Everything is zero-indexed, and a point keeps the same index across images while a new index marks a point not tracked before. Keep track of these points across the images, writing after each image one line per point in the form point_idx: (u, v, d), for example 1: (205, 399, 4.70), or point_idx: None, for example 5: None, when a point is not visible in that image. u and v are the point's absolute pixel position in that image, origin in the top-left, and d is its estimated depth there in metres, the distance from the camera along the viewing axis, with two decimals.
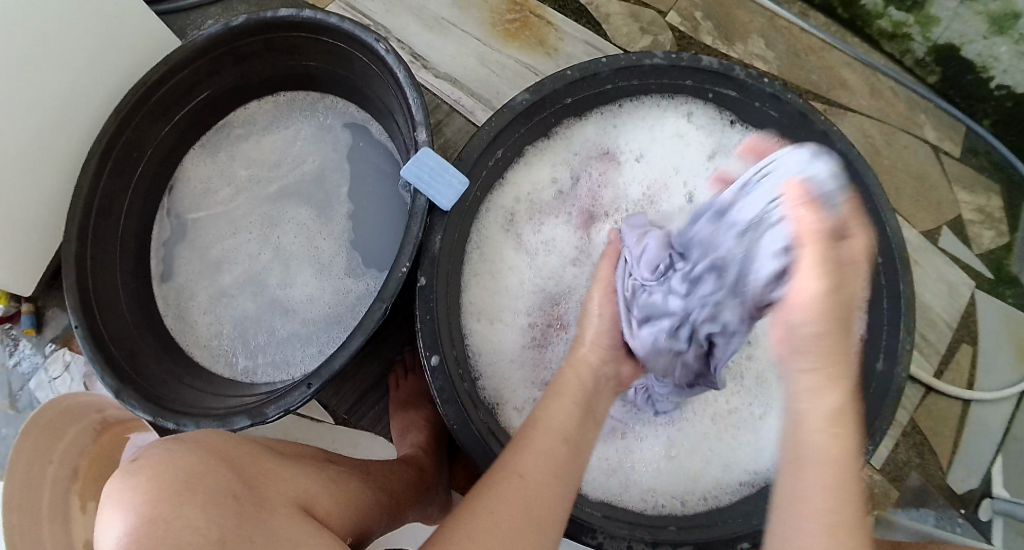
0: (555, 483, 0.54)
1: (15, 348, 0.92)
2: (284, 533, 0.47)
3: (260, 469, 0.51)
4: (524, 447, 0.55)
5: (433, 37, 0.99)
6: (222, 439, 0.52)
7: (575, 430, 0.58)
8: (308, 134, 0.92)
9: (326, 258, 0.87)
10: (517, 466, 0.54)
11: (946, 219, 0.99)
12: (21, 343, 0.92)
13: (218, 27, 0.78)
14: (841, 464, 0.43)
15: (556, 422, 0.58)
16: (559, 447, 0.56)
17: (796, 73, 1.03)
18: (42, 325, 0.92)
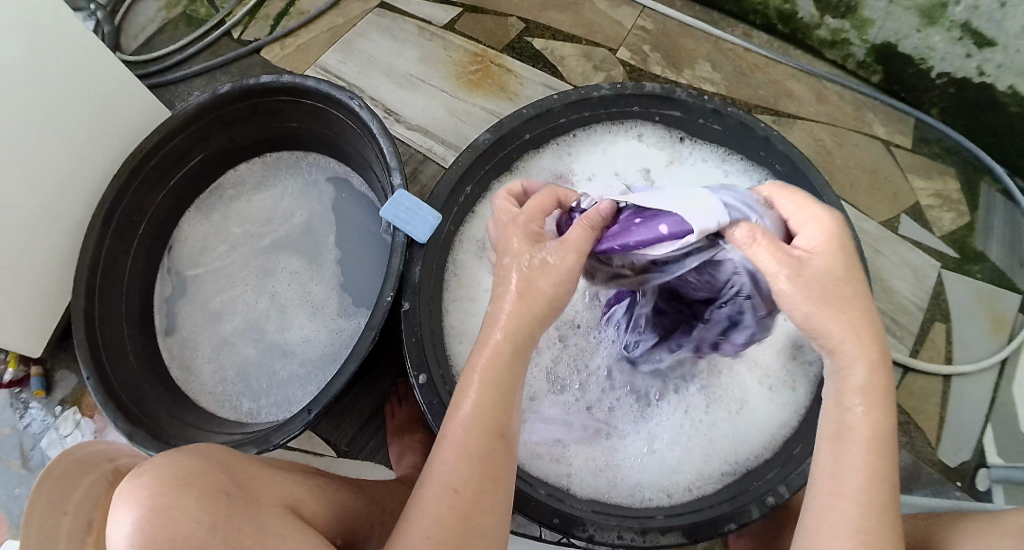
0: (477, 478, 0.53)
1: (24, 410, 1.00)
2: (271, 524, 0.53)
3: (254, 473, 0.58)
4: (452, 445, 0.54)
5: (404, 93, 1.08)
6: (219, 450, 0.59)
7: (504, 417, 0.55)
8: (294, 189, 1.00)
9: (320, 301, 0.94)
10: (437, 473, 0.54)
11: (904, 207, 1.04)
12: (30, 405, 1.01)
13: (206, 96, 0.87)
14: (874, 441, 0.52)
15: (480, 412, 0.55)
16: (486, 440, 0.54)
17: (743, 90, 1.11)
18: (52, 387, 1.02)
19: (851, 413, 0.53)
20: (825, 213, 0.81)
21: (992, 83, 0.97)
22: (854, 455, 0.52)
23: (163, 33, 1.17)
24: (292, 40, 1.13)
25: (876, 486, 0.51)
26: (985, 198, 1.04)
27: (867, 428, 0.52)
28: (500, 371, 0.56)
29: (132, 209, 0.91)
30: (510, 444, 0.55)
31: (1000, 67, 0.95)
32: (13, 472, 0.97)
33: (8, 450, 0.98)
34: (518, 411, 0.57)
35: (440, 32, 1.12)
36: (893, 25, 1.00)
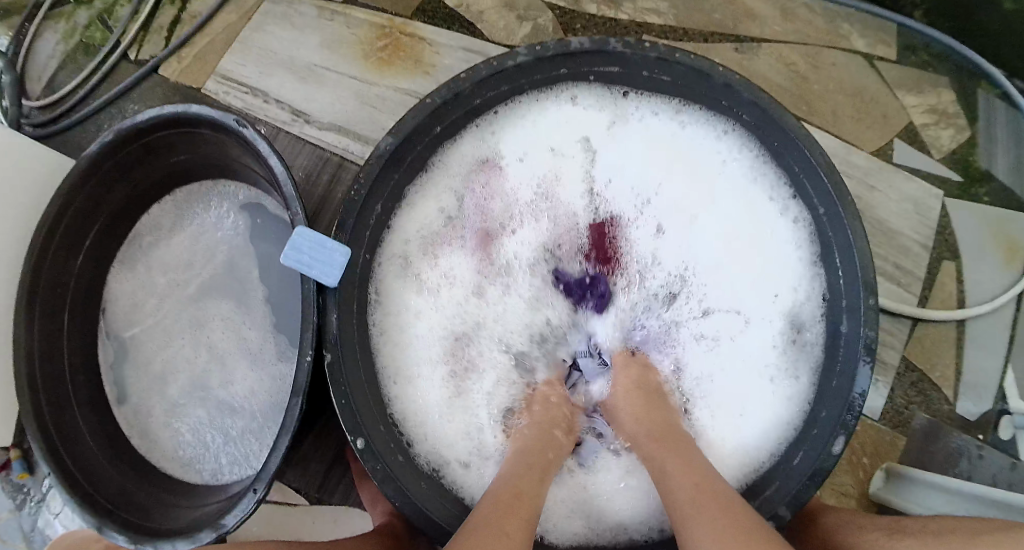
0: (519, 524, 0.53)
1: (18, 494, 0.89)
2: None
3: None
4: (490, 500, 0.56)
5: (310, 88, 0.94)
6: None
7: (535, 494, 0.58)
8: (206, 225, 0.87)
9: (257, 348, 0.84)
10: (477, 519, 0.54)
11: (896, 130, 0.91)
12: (23, 487, 0.89)
13: (94, 145, 0.74)
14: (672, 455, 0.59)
15: (514, 482, 0.59)
16: (519, 501, 0.56)
17: (695, 17, 0.96)
18: (35, 465, 0.90)
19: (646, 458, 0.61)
20: (804, 163, 0.69)
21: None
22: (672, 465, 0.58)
23: (64, 70, 1.00)
24: (189, 51, 0.97)
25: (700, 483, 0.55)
26: (984, 108, 0.92)
27: (671, 455, 0.59)
28: (533, 448, 0.64)
29: (55, 277, 0.78)
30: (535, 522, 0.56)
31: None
32: None
33: (8, 534, 0.89)
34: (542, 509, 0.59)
35: (338, 7, 0.96)
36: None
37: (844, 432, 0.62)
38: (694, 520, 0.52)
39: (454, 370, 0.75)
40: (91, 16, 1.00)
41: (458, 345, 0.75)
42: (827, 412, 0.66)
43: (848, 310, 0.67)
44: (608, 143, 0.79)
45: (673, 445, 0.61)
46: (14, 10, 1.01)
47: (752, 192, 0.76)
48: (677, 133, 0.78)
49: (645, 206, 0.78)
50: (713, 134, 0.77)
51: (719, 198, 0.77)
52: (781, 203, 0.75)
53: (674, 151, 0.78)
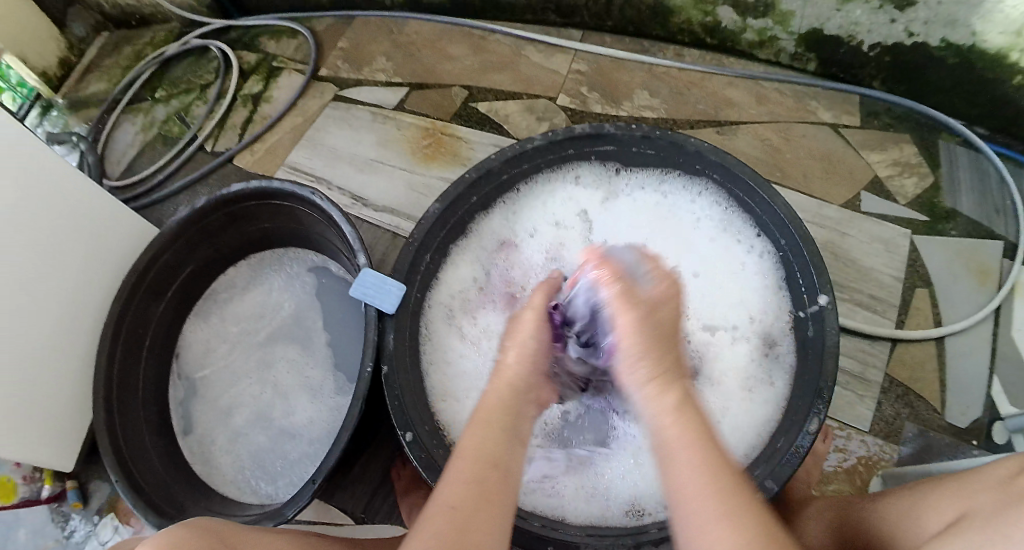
0: (478, 495, 0.54)
1: (66, 523, 0.93)
2: None
3: (238, 538, 0.61)
4: (455, 470, 0.56)
5: (367, 177, 1.16)
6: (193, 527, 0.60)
7: (494, 449, 0.57)
8: (280, 283, 1.06)
9: (317, 384, 0.99)
10: (441, 489, 0.55)
11: (862, 184, 1.06)
12: (72, 517, 0.94)
13: (185, 212, 0.92)
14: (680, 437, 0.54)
15: (481, 443, 0.57)
16: (482, 467, 0.56)
17: (682, 108, 1.16)
18: (88, 497, 0.95)
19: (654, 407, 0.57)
20: (767, 210, 0.84)
21: (924, 40, 1.01)
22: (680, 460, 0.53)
23: (142, 156, 1.25)
24: (260, 145, 1.21)
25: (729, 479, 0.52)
26: (946, 152, 1.06)
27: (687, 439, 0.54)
28: (506, 413, 0.60)
29: (139, 320, 0.93)
30: (510, 480, 0.56)
31: (926, 23, 0.98)
32: None
33: None
34: (518, 454, 0.58)
35: (391, 114, 1.20)
36: (813, 12, 1.05)
37: (819, 413, 0.71)
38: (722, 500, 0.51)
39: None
40: (169, 112, 1.28)
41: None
42: (800, 396, 0.76)
43: (812, 318, 0.78)
44: (605, 213, 0.96)
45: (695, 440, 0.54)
46: (94, 103, 1.31)
47: (727, 236, 0.90)
48: (662, 200, 0.94)
49: None
50: (690, 198, 0.93)
51: (699, 246, 0.91)
52: (749, 243, 0.89)
53: (661, 212, 0.94)
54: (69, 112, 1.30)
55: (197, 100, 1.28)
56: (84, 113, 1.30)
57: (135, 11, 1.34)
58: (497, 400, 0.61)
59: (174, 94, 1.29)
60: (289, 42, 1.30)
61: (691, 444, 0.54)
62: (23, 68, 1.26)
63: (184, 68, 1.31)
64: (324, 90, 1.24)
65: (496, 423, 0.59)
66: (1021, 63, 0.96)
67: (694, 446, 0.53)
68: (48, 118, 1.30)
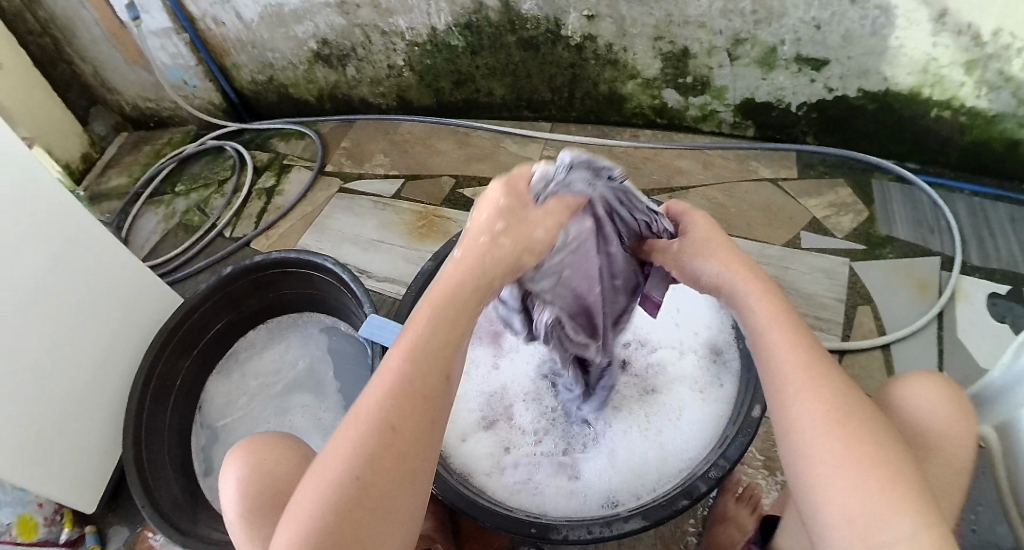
0: (364, 462, 0.53)
1: None
2: None
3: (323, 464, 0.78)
4: (348, 429, 0.54)
5: (368, 253, 1.32)
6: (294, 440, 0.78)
7: (399, 400, 0.54)
8: (296, 343, 1.17)
9: (330, 423, 1.08)
10: (329, 450, 0.55)
11: (803, 225, 1.20)
12: None
13: (214, 278, 1.05)
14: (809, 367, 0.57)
15: (386, 396, 0.54)
16: (377, 424, 0.54)
17: (640, 179, 1.33)
18: (106, 540, 1.01)
19: (750, 306, 0.61)
20: None
21: (844, 92, 1.17)
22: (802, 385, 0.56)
23: (166, 241, 1.42)
24: (273, 231, 1.38)
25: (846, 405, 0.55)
26: (880, 187, 1.22)
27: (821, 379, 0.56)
28: (430, 325, 0.56)
29: (166, 371, 1.02)
30: (432, 414, 0.55)
31: (842, 77, 1.15)
32: None
33: None
34: (429, 388, 0.55)
35: (389, 202, 1.38)
36: (743, 84, 1.23)
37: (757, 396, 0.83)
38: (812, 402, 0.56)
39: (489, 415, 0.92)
40: (189, 204, 1.46)
41: (494, 401, 0.93)
42: None
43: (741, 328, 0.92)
44: None
45: (823, 373, 0.57)
46: (116, 195, 1.52)
47: None
48: None
49: None
50: None
51: None
52: None
53: None
54: (88, 204, 1.51)
55: (215, 194, 1.47)
56: (106, 205, 1.51)
57: (153, 114, 1.63)
58: (467, 286, 0.56)
59: (193, 188, 1.49)
60: (297, 143, 1.52)
61: (793, 343, 0.59)
62: (49, 161, 1.47)
63: (202, 166, 1.53)
64: (330, 184, 1.43)
65: (417, 354, 0.55)
66: (934, 97, 1.11)
67: (788, 343, 0.59)
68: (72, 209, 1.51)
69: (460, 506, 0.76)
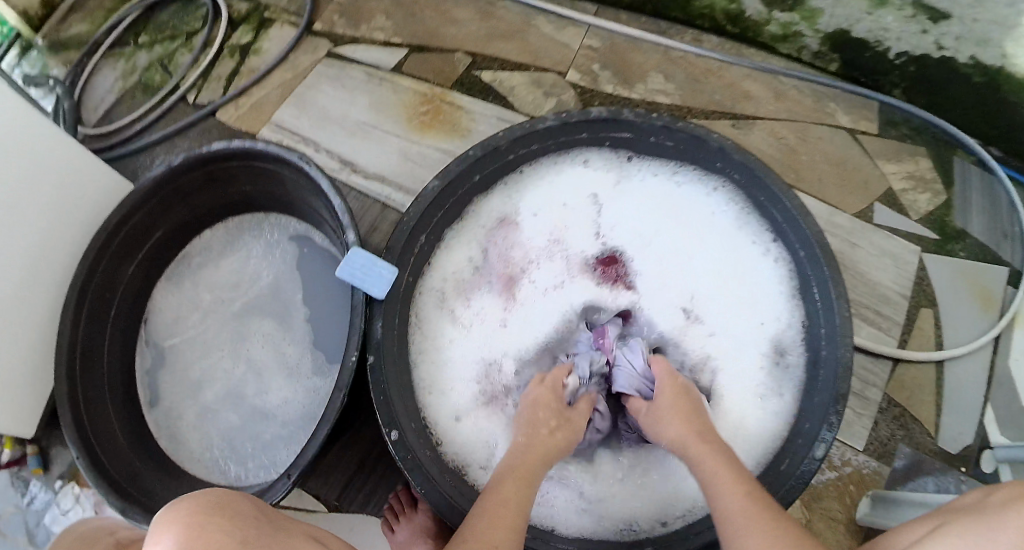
0: None
1: (25, 489, 0.91)
2: None
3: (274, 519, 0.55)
4: None
5: (357, 142, 1.08)
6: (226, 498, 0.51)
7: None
8: (258, 252, 0.99)
9: (295, 363, 0.93)
10: None
11: (876, 195, 1.03)
12: (30, 483, 0.92)
13: (159, 169, 0.86)
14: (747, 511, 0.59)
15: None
16: None
17: (696, 97, 1.10)
18: (50, 464, 0.93)
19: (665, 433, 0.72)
20: (789, 218, 0.81)
21: (952, 55, 0.96)
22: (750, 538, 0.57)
23: (121, 105, 1.16)
24: (247, 100, 1.13)
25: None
26: (961, 172, 1.03)
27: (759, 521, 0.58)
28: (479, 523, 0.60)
29: (105, 282, 0.87)
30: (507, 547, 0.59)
31: (958, 39, 0.94)
32: None
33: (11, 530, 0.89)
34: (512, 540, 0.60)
35: (388, 76, 1.12)
36: (843, 12, 0.99)
37: (825, 439, 0.71)
38: (749, 535, 0.57)
39: (489, 385, 0.84)
40: (152, 60, 1.18)
41: (500, 372, 0.85)
42: (810, 424, 0.75)
43: (826, 338, 0.77)
44: (616, 196, 0.91)
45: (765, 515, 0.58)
46: (77, 44, 1.20)
47: (740, 235, 0.88)
48: (673, 189, 0.90)
49: (648, 245, 0.90)
50: (704, 192, 0.89)
51: (712, 241, 0.88)
52: (764, 246, 0.86)
53: (670, 202, 0.90)
54: (49, 55, 1.20)
55: (182, 48, 1.18)
56: (65, 59, 1.19)
57: None
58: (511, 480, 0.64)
59: (159, 40, 1.19)
60: None
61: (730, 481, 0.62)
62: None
63: (172, 12, 1.21)
64: (318, 46, 1.15)
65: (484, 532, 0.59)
66: None
67: (730, 492, 0.61)
68: (28, 59, 1.19)
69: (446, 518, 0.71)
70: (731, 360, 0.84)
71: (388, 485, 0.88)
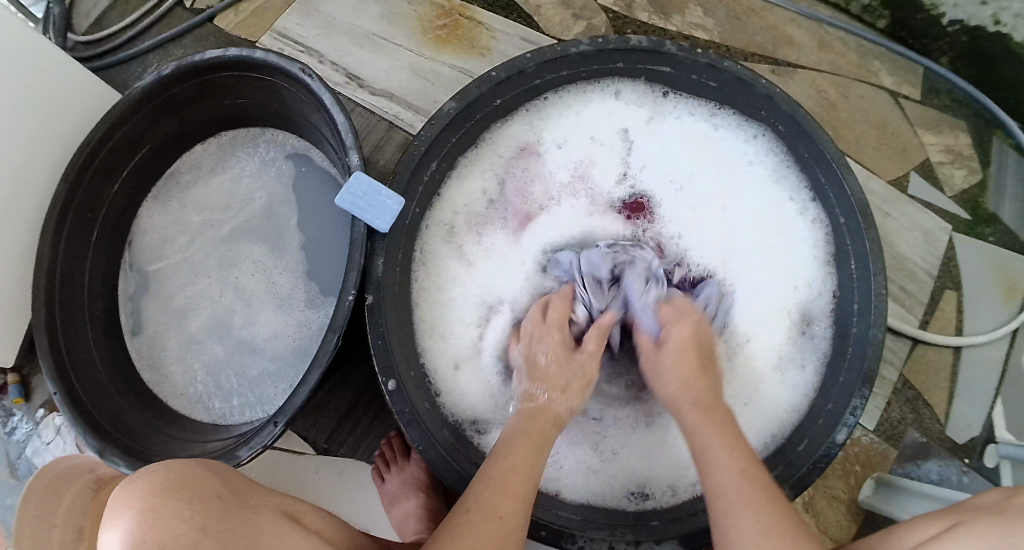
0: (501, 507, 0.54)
1: (8, 419, 0.94)
2: (264, 530, 0.54)
3: (244, 486, 0.57)
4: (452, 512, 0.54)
5: (366, 54, 0.98)
6: (188, 466, 0.54)
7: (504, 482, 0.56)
8: (252, 169, 0.90)
9: (286, 292, 0.86)
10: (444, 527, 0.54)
11: (913, 165, 0.96)
12: (14, 413, 0.94)
13: (151, 77, 0.78)
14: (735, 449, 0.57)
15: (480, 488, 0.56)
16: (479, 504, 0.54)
17: (738, 37, 1.01)
18: (32, 392, 0.94)
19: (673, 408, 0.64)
20: (831, 176, 0.75)
21: (1010, 32, 0.90)
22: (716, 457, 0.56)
23: (113, 9, 1.04)
24: (246, 4, 1.01)
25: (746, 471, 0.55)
26: (997, 155, 0.96)
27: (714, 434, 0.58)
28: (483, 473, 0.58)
29: (89, 201, 0.81)
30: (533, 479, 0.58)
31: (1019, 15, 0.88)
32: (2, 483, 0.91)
33: None
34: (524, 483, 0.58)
35: None
36: None
37: (849, 423, 0.68)
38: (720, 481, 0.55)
39: (494, 324, 0.79)
40: None
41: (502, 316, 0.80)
42: (833, 404, 0.72)
43: (859, 314, 0.73)
44: (647, 138, 0.85)
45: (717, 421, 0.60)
46: None
47: (777, 192, 0.82)
48: (709, 133, 0.84)
49: (678, 191, 0.84)
50: (745, 139, 0.83)
51: (747, 194, 0.83)
52: (800, 205, 0.80)
53: (706, 148, 0.84)
54: None
55: None
56: None
57: None
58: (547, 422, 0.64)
59: None
60: None
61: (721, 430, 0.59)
62: None
63: None
64: None
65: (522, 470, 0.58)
66: None
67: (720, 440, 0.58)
68: None
69: (439, 472, 0.67)
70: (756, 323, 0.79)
71: (381, 430, 0.85)
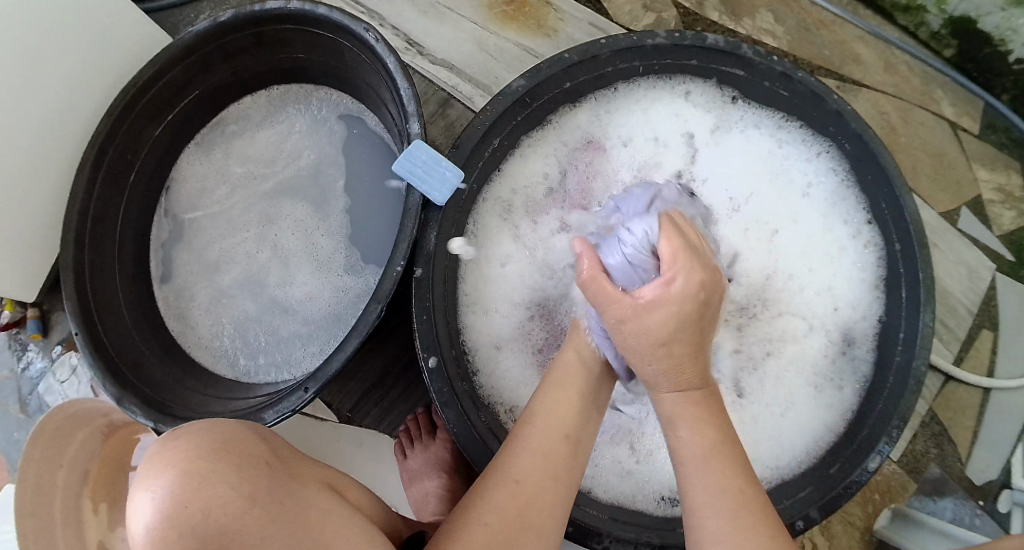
0: (551, 496, 0.56)
1: (23, 352, 0.93)
2: (312, 503, 0.54)
3: (291, 453, 0.57)
4: (506, 488, 0.55)
5: (428, 21, 0.96)
6: (237, 429, 0.53)
7: (546, 472, 0.56)
8: (304, 126, 0.88)
9: (325, 256, 0.84)
10: (489, 496, 0.55)
11: (965, 199, 0.95)
12: (29, 347, 0.93)
13: (205, 23, 0.75)
14: (713, 452, 0.53)
15: (533, 466, 0.56)
16: (529, 499, 0.55)
17: (806, 48, 0.99)
18: (49, 329, 0.93)
19: (678, 437, 0.55)
20: (892, 204, 0.74)
21: None
22: (696, 473, 0.53)
23: None
24: None
25: (735, 495, 0.52)
26: None
27: (718, 472, 0.53)
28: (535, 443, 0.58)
29: (127, 143, 0.79)
30: (578, 457, 0.59)
31: None
32: (11, 418, 0.91)
33: (6, 394, 0.92)
34: (568, 458, 0.58)
35: None
36: None
37: (882, 452, 0.68)
38: (704, 516, 0.52)
39: (531, 314, 0.78)
40: None
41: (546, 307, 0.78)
42: (867, 432, 0.71)
43: (903, 346, 0.72)
44: (710, 144, 0.83)
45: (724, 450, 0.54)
46: None
47: (833, 213, 0.80)
48: (773, 149, 0.82)
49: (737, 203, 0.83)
50: (806, 156, 0.81)
51: (804, 213, 0.81)
52: (855, 228, 0.79)
53: (767, 160, 0.83)
54: None
55: None
56: None
57: None
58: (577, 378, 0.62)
59: None
60: None
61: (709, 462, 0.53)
62: None
63: None
64: None
65: (568, 439, 0.59)
66: None
67: (709, 479, 0.53)
68: None
69: (471, 455, 0.66)
70: (795, 344, 0.79)
71: (410, 402, 0.84)
